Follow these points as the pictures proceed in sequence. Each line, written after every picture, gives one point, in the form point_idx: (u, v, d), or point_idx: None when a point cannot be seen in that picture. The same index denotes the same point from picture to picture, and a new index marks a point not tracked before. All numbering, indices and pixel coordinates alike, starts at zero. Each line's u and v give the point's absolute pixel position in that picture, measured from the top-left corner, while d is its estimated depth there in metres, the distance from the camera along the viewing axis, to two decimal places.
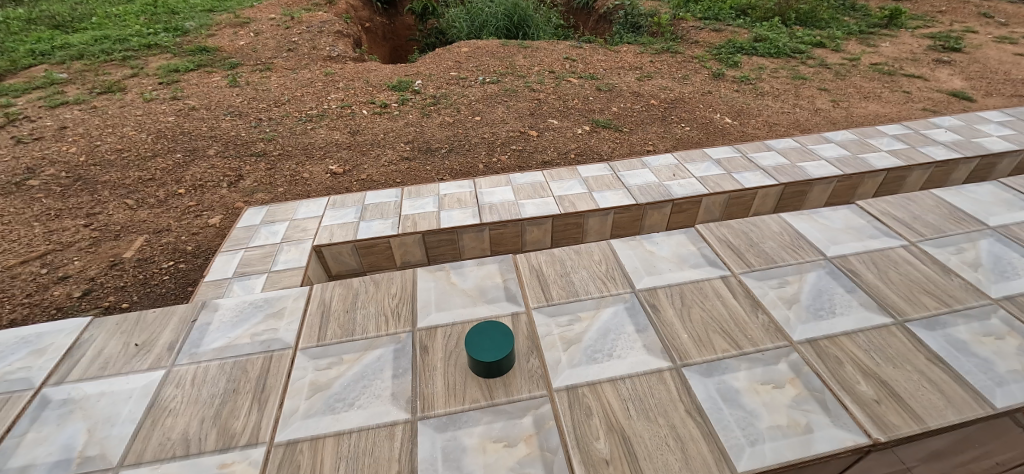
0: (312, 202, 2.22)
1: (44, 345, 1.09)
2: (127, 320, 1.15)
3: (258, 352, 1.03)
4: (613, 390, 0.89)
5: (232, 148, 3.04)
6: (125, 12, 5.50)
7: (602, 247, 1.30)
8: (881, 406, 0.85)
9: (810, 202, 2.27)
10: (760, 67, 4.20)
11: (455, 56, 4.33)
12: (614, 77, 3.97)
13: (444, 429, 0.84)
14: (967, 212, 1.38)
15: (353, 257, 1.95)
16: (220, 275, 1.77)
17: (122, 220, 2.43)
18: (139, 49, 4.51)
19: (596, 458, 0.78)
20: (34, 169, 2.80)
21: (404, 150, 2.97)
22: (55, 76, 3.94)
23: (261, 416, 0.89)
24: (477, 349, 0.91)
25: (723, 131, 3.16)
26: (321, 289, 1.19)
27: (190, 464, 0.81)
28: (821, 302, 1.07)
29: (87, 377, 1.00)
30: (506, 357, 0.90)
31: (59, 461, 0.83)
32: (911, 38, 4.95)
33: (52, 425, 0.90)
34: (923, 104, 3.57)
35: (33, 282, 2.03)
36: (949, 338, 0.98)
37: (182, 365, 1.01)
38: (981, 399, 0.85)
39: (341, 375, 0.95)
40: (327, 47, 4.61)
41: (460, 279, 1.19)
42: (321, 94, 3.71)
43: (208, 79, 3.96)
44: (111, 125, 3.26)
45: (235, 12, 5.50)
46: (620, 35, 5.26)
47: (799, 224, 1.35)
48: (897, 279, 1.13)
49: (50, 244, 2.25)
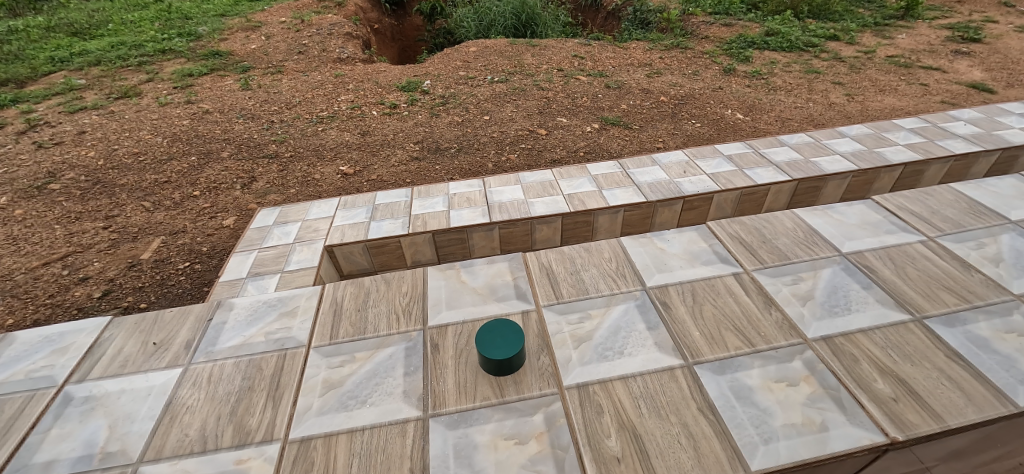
0: (324, 203, 2.24)
1: (67, 343, 1.12)
2: (145, 319, 1.17)
3: (271, 351, 1.04)
4: (625, 388, 0.89)
5: (244, 150, 3.08)
6: (140, 18, 5.61)
7: (612, 244, 1.29)
8: (898, 404, 0.83)
9: (825, 197, 2.24)
10: (772, 61, 4.15)
11: (463, 56, 4.35)
12: (623, 74, 3.95)
13: (455, 426, 0.84)
14: (987, 206, 1.34)
15: (364, 257, 1.97)
16: (234, 275, 1.81)
17: (139, 222, 2.48)
18: (154, 54, 4.60)
19: (607, 456, 0.78)
20: (55, 172, 2.87)
21: (414, 150, 2.99)
22: (74, 82, 4.04)
23: (276, 413, 0.90)
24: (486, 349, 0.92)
25: (734, 127, 3.13)
26: (333, 288, 1.20)
27: (208, 460, 0.83)
28: (836, 299, 1.06)
29: (108, 375, 1.02)
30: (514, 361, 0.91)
31: (82, 457, 0.85)
32: (928, 29, 4.85)
33: (75, 421, 0.92)
34: (941, 97, 3.50)
35: (56, 283, 2.09)
36: (970, 335, 0.96)
37: (198, 363, 1.03)
38: (1003, 397, 0.83)
39: (353, 373, 0.96)
40: (336, 49, 4.66)
41: (470, 278, 1.20)
42: (331, 96, 3.75)
43: (220, 83, 4.03)
44: (128, 129, 3.33)
45: (246, 16, 5.59)
46: (629, 31, 5.24)
47: (813, 220, 1.33)
48: (915, 274, 1.11)
49: (70, 246, 2.31)
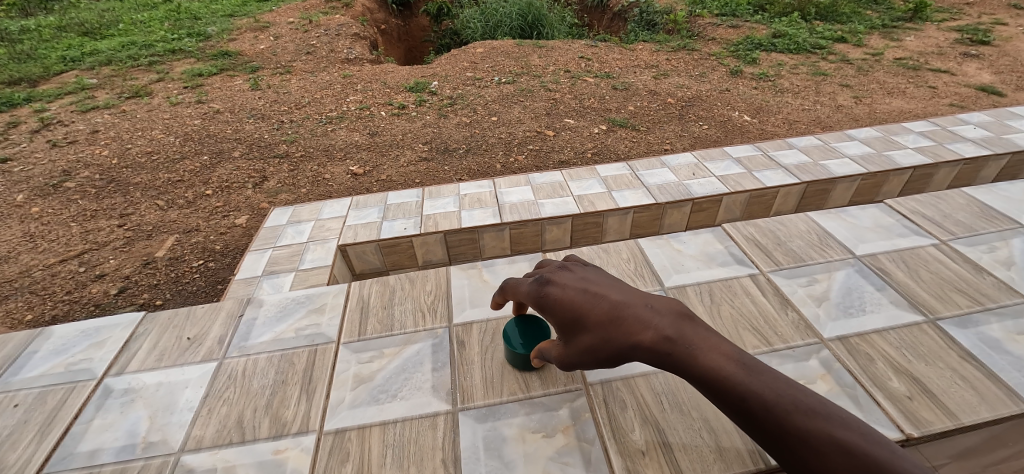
0: (336, 202, 2.29)
1: (103, 337, 1.15)
2: (178, 314, 1.21)
3: (303, 346, 1.08)
4: (646, 384, 0.92)
5: (255, 150, 3.13)
6: (150, 18, 5.67)
7: (629, 245, 1.32)
8: (913, 402, 0.86)
9: (834, 200, 2.26)
10: (780, 63, 4.16)
11: (470, 57, 4.38)
12: (630, 76, 3.97)
13: (483, 420, 0.88)
14: (998, 210, 1.36)
15: (376, 256, 2.01)
16: (249, 273, 1.85)
17: (153, 220, 2.53)
18: (164, 54, 4.66)
19: (632, 449, 0.81)
20: (70, 171, 2.93)
21: (422, 150, 3.03)
22: (85, 82, 4.10)
23: (311, 406, 0.93)
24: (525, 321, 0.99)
25: (741, 129, 3.15)
26: (358, 287, 1.24)
27: (246, 450, 0.86)
28: (851, 300, 1.08)
29: (145, 368, 1.06)
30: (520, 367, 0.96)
31: (125, 446, 0.89)
32: (936, 31, 4.85)
33: (116, 412, 0.96)
34: (950, 100, 3.51)
35: (73, 280, 2.14)
36: (982, 336, 0.98)
37: (232, 357, 1.07)
38: (1015, 396, 0.86)
39: (383, 368, 1.00)
40: (344, 50, 4.70)
41: (492, 277, 1.23)
42: (340, 96, 3.79)
43: (230, 83, 4.08)
44: (140, 128, 3.39)
45: (255, 16, 5.64)
46: (635, 33, 5.25)
47: (826, 222, 1.35)
48: (928, 277, 1.13)
49: (86, 243, 2.36)
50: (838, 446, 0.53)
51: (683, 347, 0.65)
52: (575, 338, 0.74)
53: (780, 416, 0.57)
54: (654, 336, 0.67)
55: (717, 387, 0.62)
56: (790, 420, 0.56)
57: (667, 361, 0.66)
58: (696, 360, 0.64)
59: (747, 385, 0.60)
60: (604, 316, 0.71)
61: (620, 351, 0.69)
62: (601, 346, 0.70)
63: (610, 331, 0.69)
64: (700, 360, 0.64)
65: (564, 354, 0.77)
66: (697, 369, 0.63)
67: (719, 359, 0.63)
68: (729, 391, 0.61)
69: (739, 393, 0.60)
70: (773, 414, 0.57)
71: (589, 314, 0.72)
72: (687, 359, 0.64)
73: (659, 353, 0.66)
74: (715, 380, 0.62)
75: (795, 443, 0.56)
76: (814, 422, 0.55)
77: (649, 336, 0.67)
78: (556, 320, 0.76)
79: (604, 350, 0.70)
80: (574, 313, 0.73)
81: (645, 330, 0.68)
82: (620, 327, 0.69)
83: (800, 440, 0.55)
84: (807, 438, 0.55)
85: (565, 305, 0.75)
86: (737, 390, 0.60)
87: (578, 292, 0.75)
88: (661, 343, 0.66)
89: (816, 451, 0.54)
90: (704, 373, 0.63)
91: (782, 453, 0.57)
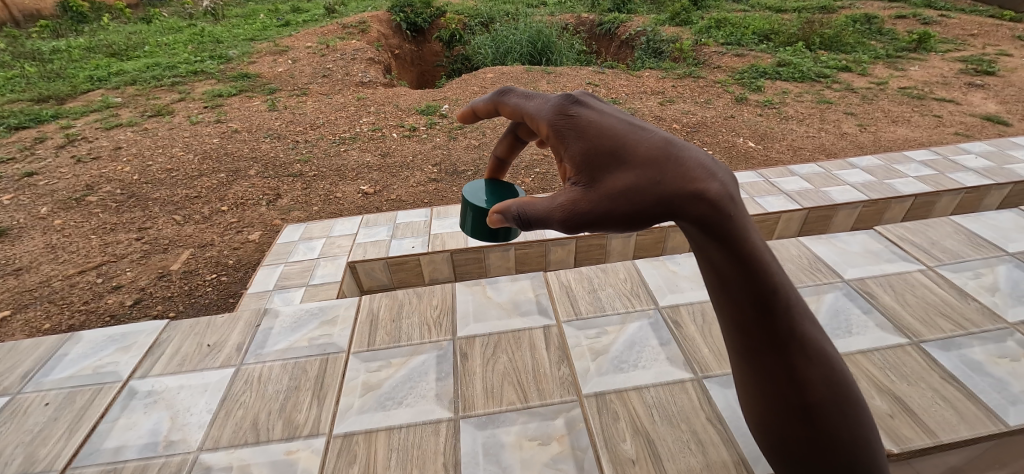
0: (347, 220, 2.38)
1: (129, 342, 1.23)
2: (199, 323, 1.28)
3: (315, 355, 1.14)
4: (639, 398, 0.97)
5: (271, 169, 3.25)
6: (174, 40, 5.94)
7: (627, 266, 1.38)
8: (894, 419, 0.90)
9: (836, 226, 2.30)
10: (784, 91, 4.27)
11: (480, 82, 4.53)
12: (636, 102, 4.08)
13: (483, 427, 0.93)
14: (986, 238, 1.42)
15: (384, 273, 2.08)
16: (261, 287, 1.93)
17: (170, 234, 2.64)
18: (186, 75, 4.87)
19: (623, 458, 0.85)
20: (92, 186, 3.07)
21: (432, 172, 3.13)
22: (110, 100, 4.30)
23: (322, 410, 0.99)
24: (502, 188, 0.95)
25: (746, 156, 3.22)
26: (368, 300, 1.31)
27: (261, 450, 0.92)
28: (838, 322, 1.13)
29: (167, 372, 1.13)
30: (464, 226, 0.96)
31: (148, 444, 0.95)
32: (941, 61, 4.94)
33: (140, 412, 1.03)
34: (954, 129, 3.57)
35: (91, 290, 2.23)
36: (964, 359, 1.02)
37: (249, 364, 1.13)
38: (994, 417, 0.90)
39: (390, 377, 1.06)
40: (359, 73, 4.90)
41: (495, 293, 1.30)
42: (354, 118, 3.94)
43: (248, 104, 4.25)
44: (161, 146, 3.54)
45: (274, 40, 5.89)
46: (642, 60, 5.41)
47: (817, 247, 1.41)
48: (914, 301, 1.18)
49: (104, 255, 2.46)
50: (823, 355, 0.52)
51: (743, 212, 0.49)
52: (603, 177, 0.54)
53: (795, 323, 0.51)
54: (720, 189, 0.48)
55: (760, 275, 0.49)
56: (800, 325, 0.51)
57: (723, 226, 0.48)
58: (750, 232, 0.49)
59: (782, 282, 0.50)
60: (656, 149, 0.52)
61: (667, 197, 0.49)
62: (640, 189, 0.51)
63: (664, 169, 0.50)
64: (753, 238, 0.49)
65: (574, 199, 0.56)
66: (748, 246, 0.48)
67: (765, 241, 0.50)
68: (767, 284, 0.49)
69: (772, 286, 0.49)
70: (791, 320, 0.51)
71: (635, 146, 0.53)
72: (742, 229, 0.48)
73: (719, 212, 0.47)
74: (760, 267, 0.49)
75: (795, 355, 0.51)
76: (812, 329, 0.52)
77: (715, 187, 0.48)
78: (583, 149, 0.57)
79: (642, 192, 0.51)
80: (613, 142, 0.55)
81: (707, 181, 0.49)
82: (678, 166, 0.50)
83: (804, 356, 0.51)
84: (807, 345, 0.51)
85: (603, 133, 0.56)
86: (773, 281, 0.49)
87: (621, 122, 0.57)
88: (725, 199, 0.48)
89: (806, 367, 0.51)
90: (752, 250, 0.48)
91: (775, 363, 0.51)
